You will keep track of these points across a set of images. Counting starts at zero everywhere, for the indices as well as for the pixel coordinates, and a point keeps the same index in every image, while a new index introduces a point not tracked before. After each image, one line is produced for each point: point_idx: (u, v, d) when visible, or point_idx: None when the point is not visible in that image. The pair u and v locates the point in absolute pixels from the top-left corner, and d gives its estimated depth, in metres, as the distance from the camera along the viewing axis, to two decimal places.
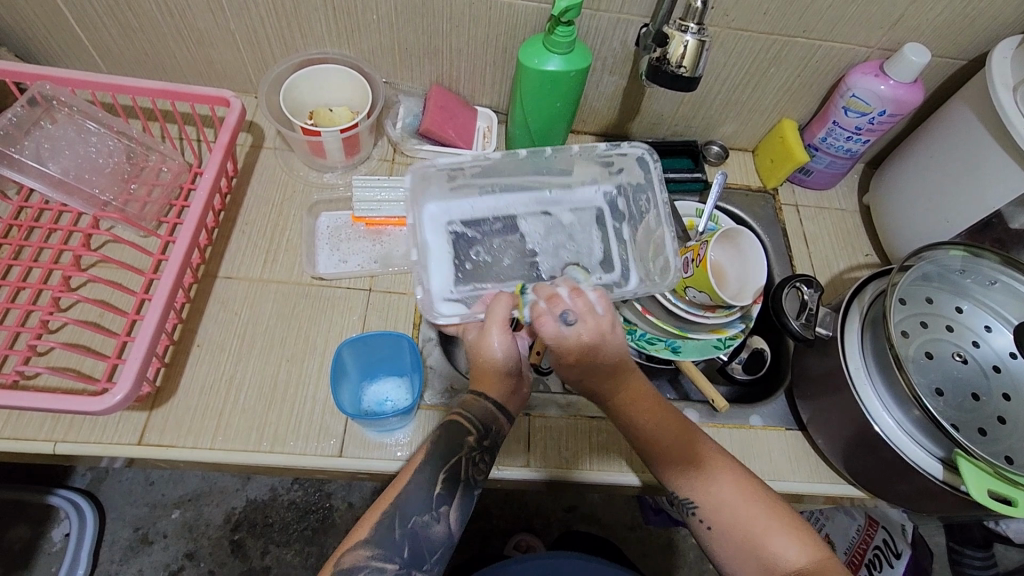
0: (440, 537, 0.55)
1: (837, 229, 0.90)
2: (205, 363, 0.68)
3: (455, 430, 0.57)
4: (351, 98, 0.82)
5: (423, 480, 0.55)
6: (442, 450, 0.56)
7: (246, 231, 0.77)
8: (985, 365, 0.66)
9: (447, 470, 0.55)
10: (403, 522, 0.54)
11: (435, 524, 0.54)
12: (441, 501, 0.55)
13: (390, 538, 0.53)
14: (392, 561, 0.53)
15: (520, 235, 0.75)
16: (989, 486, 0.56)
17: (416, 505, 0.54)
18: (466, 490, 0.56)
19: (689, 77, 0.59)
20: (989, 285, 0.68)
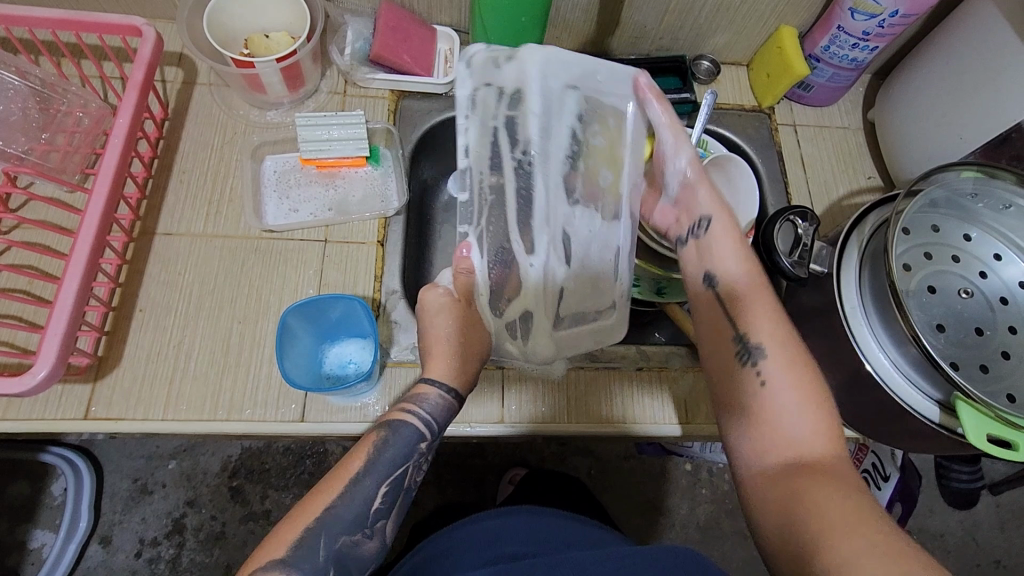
0: (369, 554, 0.49)
1: (837, 149, 0.83)
2: (150, 329, 0.63)
3: (401, 430, 0.51)
4: (290, 20, 0.72)
5: (361, 493, 0.48)
6: (388, 455, 0.50)
7: (184, 182, 0.69)
8: (991, 297, 0.61)
9: (392, 481, 0.50)
10: (330, 539, 0.46)
11: (368, 543, 0.49)
12: (380, 516, 0.49)
13: (311, 559, 0.45)
14: None
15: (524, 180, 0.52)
16: (988, 431, 0.52)
17: (350, 522, 0.48)
18: (403, 500, 0.52)
19: None
20: (1003, 209, 0.62)
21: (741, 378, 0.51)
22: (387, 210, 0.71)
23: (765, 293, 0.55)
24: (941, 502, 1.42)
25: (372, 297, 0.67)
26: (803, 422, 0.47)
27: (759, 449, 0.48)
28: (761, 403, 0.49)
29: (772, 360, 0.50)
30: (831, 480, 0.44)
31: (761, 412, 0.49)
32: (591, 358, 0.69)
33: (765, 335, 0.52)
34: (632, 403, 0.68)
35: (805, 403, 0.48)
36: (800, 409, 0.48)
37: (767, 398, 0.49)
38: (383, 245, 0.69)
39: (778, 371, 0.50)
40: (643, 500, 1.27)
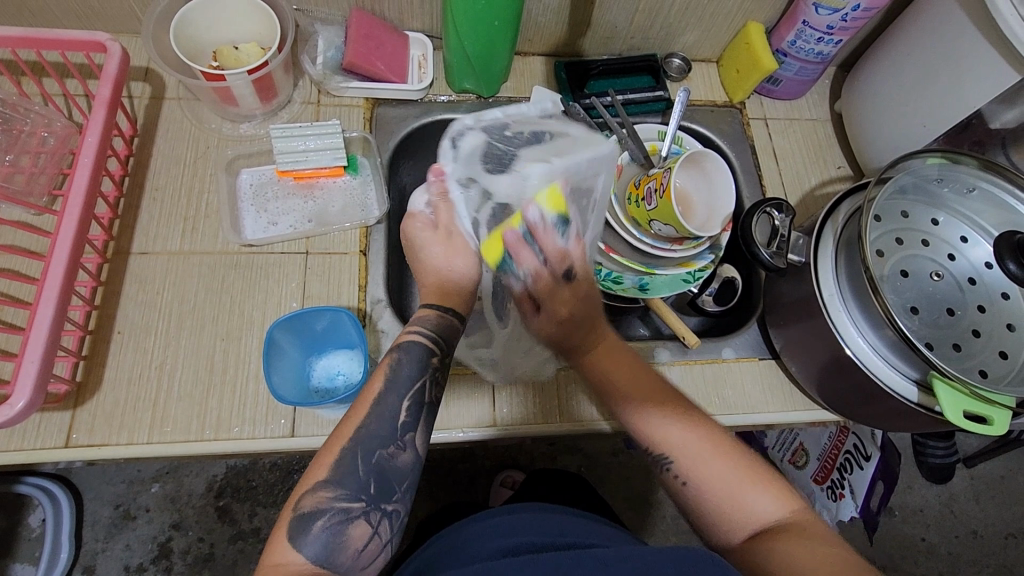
0: (407, 466, 0.49)
1: (807, 141, 0.85)
2: (131, 351, 0.62)
3: (413, 351, 0.52)
4: (259, 31, 0.71)
5: (385, 408, 0.49)
6: (402, 371, 0.51)
7: (157, 199, 0.68)
8: (961, 278, 0.63)
9: (412, 395, 0.50)
10: (366, 454, 0.47)
11: (402, 454, 0.49)
12: (407, 428, 0.49)
13: (352, 475, 0.47)
14: (358, 500, 0.46)
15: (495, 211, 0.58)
16: (965, 407, 0.54)
17: (381, 435, 0.48)
18: (430, 412, 0.51)
19: None
20: (967, 193, 0.65)
21: (672, 491, 0.53)
22: (368, 219, 0.70)
23: (658, 390, 0.55)
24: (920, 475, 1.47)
25: (358, 307, 0.66)
26: (753, 504, 0.49)
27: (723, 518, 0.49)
28: (699, 500, 0.50)
29: (679, 457, 0.51)
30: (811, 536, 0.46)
31: (713, 500, 0.50)
32: None
33: (674, 441, 0.52)
34: None
35: (717, 475, 0.50)
36: (748, 489, 0.49)
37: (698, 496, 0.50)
38: (366, 254, 0.69)
39: (687, 465, 0.51)
40: (635, 494, 1.28)
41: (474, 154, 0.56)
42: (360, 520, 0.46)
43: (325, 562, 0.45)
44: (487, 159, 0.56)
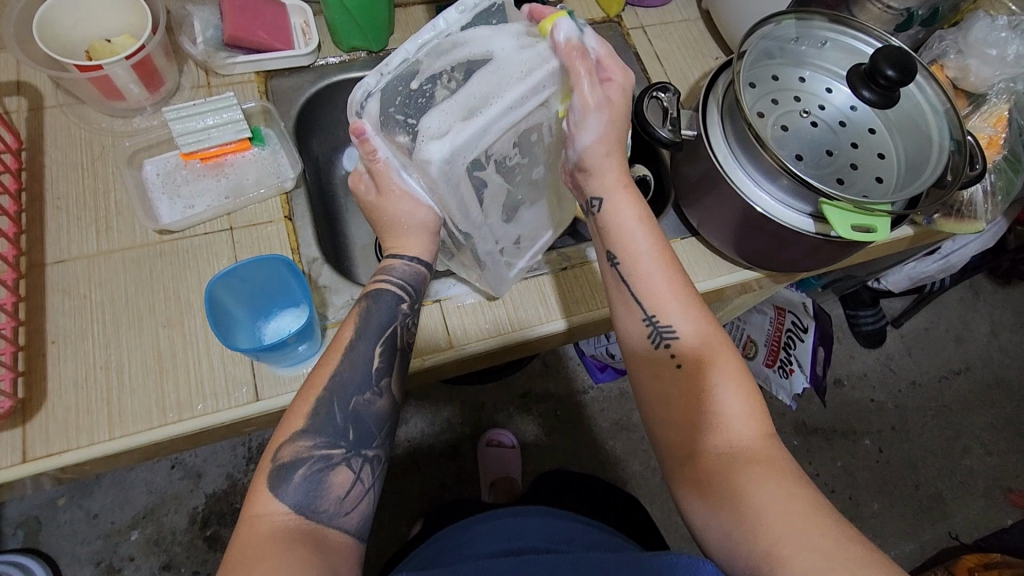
0: (383, 410, 0.55)
1: (684, 40, 0.91)
2: (69, 359, 0.60)
3: (386, 298, 0.57)
4: (129, 20, 0.70)
5: (358, 355, 0.55)
6: (374, 320, 0.56)
7: (62, 206, 0.66)
8: (833, 122, 0.71)
9: (384, 340, 0.56)
10: (343, 403, 0.53)
11: (379, 400, 0.55)
12: (381, 374, 0.55)
13: (330, 423, 0.52)
14: (337, 447, 0.51)
15: (475, 178, 0.54)
16: (854, 221, 0.61)
17: (357, 383, 0.54)
18: (402, 359, 0.57)
19: None
20: (822, 47, 0.72)
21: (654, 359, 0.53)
22: (285, 185, 0.71)
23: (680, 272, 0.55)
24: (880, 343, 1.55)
25: None
26: (706, 423, 0.50)
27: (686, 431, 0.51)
28: (677, 384, 0.52)
29: (682, 339, 0.53)
30: (763, 465, 0.48)
31: (677, 399, 0.52)
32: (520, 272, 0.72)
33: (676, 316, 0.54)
34: (568, 303, 0.72)
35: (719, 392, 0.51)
36: (727, 392, 0.51)
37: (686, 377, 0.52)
38: (291, 219, 0.69)
39: (691, 359, 0.52)
40: (611, 421, 1.35)
41: (380, 122, 0.51)
42: (342, 464, 0.51)
43: (310, 509, 0.49)
44: (390, 131, 0.51)
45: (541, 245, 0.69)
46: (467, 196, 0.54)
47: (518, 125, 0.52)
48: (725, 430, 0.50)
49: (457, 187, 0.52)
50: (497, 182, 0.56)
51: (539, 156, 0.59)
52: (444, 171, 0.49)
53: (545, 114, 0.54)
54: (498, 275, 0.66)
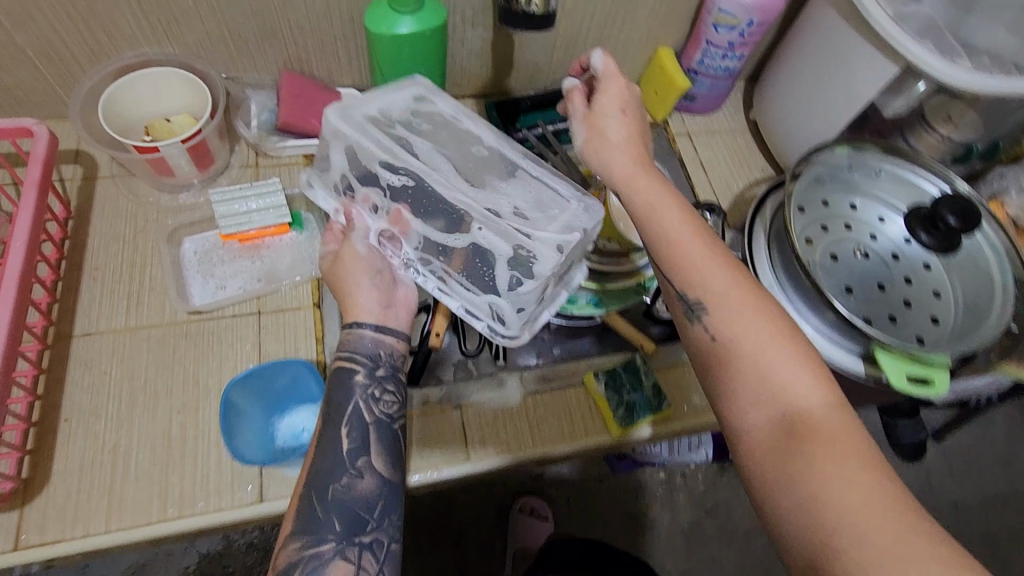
0: (371, 489, 0.52)
1: (730, 149, 0.91)
2: (78, 439, 0.59)
3: (344, 375, 0.56)
4: (190, 101, 0.72)
5: (330, 441, 0.53)
6: (336, 401, 0.55)
7: (97, 277, 0.66)
8: (885, 254, 0.68)
9: (349, 420, 0.54)
10: (321, 495, 0.50)
11: (361, 480, 0.52)
12: (357, 454, 0.53)
13: (315, 519, 0.49)
14: (326, 541, 0.49)
15: (401, 140, 0.61)
16: (907, 372, 0.57)
17: (333, 469, 0.52)
18: (380, 431, 0.55)
19: (543, 15, 0.51)
20: (876, 176, 0.70)
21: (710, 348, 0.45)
22: (319, 271, 0.70)
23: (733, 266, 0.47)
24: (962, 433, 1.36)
25: (317, 360, 0.66)
26: (772, 429, 0.41)
27: (772, 529, 0.39)
28: (762, 389, 0.42)
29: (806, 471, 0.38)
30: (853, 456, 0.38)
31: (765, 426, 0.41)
32: (543, 380, 0.70)
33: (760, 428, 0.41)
34: (592, 419, 0.68)
35: (822, 452, 0.38)
36: (840, 452, 0.38)
37: (759, 391, 0.42)
38: (320, 306, 0.69)
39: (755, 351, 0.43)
40: None
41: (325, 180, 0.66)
42: (337, 559, 0.48)
43: None
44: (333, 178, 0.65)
45: (562, 213, 0.59)
46: (391, 142, 0.60)
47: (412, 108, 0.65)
48: (824, 481, 0.37)
49: (378, 137, 0.60)
50: (430, 146, 0.62)
51: (467, 137, 0.64)
52: (346, 121, 0.61)
53: (443, 105, 0.65)
54: (501, 232, 0.57)
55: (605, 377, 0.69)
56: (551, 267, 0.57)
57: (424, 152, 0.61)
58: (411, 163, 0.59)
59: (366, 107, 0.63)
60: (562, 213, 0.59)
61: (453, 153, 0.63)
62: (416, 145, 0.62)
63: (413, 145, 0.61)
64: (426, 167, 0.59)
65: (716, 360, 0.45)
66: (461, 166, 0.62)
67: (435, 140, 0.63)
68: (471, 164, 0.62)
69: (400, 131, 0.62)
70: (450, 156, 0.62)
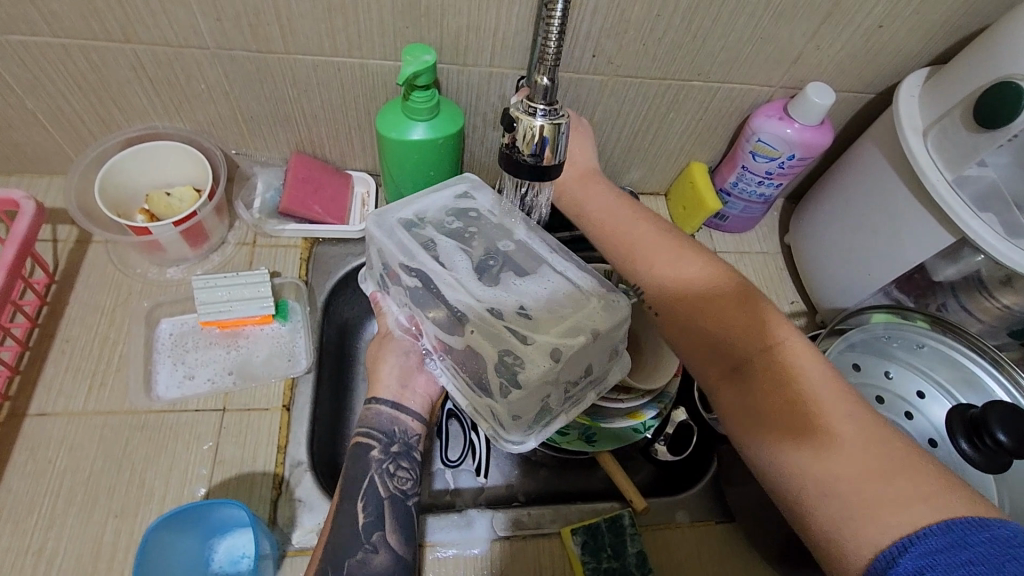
0: (384, 566, 0.51)
1: (759, 275, 0.84)
2: (5, 535, 0.55)
3: (360, 452, 0.56)
4: (194, 175, 0.70)
5: (347, 517, 0.52)
6: (351, 475, 0.55)
7: (67, 351, 0.64)
8: (922, 441, 0.59)
9: (366, 494, 0.53)
10: (337, 570, 0.49)
11: (375, 555, 0.51)
12: (373, 528, 0.52)
13: None
14: None
15: (426, 238, 0.55)
16: None
17: (348, 546, 0.51)
18: (393, 509, 0.54)
19: (550, 165, 0.46)
20: (918, 349, 0.62)
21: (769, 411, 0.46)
22: (294, 370, 0.66)
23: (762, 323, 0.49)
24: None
25: (274, 473, 0.60)
26: (830, 466, 0.42)
27: (827, 555, 0.41)
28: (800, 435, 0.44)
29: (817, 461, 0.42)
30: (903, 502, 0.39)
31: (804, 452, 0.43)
32: (517, 525, 0.62)
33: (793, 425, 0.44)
34: None
35: (850, 453, 0.41)
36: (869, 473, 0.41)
37: (810, 431, 0.43)
38: (288, 410, 0.64)
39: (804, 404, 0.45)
40: None
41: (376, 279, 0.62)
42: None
43: None
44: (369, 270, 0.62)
45: (571, 316, 0.50)
46: (410, 244, 0.54)
47: (449, 205, 0.59)
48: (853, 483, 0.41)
49: (403, 243, 0.55)
50: (453, 242, 0.55)
51: (497, 231, 0.57)
52: (377, 227, 0.56)
53: (481, 203, 0.59)
54: (499, 339, 0.49)
55: (584, 534, 0.61)
56: (538, 376, 0.47)
57: (445, 248, 0.55)
58: (424, 265, 0.53)
59: (399, 209, 0.57)
60: (572, 315, 0.50)
61: (480, 253, 0.55)
62: (444, 243, 0.55)
63: (434, 242, 0.55)
64: (440, 267, 0.53)
65: (770, 419, 0.46)
66: (481, 262, 0.54)
67: (464, 236, 0.56)
68: (496, 260, 0.55)
69: (422, 228, 0.56)
70: (475, 256, 0.55)
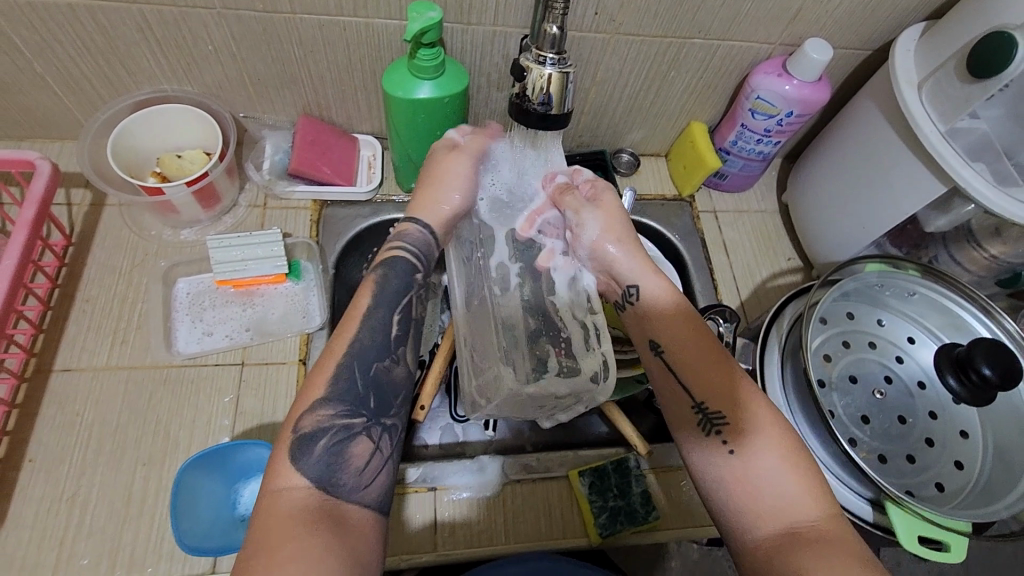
0: (402, 380, 0.52)
1: (757, 234, 0.86)
2: (40, 482, 0.57)
3: (399, 259, 0.57)
4: (203, 138, 0.71)
5: (375, 322, 0.53)
6: (391, 284, 0.55)
7: (88, 310, 0.66)
8: (910, 382, 0.62)
9: (402, 308, 0.54)
10: (364, 367, 0.50)
11: (397, 367, 0.52)
12: (400, 343, 0.53)
13: (350, 388, 0.49)
14: (359, 416, 0.49)
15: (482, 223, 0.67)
16: (920, 531, 0.52)
17: (377, 350, 0.51)
18: (417, 331, 0.56)
19: (558, 115, 0.48)
20: (909, 296, 0.64)
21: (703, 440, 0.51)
22: (309, 327, 0.68)
23: (715, 363, 0.54)
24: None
25: None
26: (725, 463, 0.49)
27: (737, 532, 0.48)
28: (733, 473, 0.49)
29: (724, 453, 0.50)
30: (825, 548, 0.44)
31: (738, 484, 0.48)
32: (526, 469, 0.65)
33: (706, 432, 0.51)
34: (573, 519, 0.64)
35: (748, 454, 0.49)
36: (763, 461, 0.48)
37: (724, 438, 0.50)
38: (305, 363, 0.66)
39: (741, 439, 0.50)
40: None
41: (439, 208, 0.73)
42: (362, 434, 0.48)
43: (328, 482, 0.45)
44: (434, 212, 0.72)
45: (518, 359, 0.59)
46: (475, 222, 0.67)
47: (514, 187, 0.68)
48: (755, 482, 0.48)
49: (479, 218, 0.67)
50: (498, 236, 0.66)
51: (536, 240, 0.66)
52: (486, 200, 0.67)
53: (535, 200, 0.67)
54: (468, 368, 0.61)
55: (591, 476, 0.64)
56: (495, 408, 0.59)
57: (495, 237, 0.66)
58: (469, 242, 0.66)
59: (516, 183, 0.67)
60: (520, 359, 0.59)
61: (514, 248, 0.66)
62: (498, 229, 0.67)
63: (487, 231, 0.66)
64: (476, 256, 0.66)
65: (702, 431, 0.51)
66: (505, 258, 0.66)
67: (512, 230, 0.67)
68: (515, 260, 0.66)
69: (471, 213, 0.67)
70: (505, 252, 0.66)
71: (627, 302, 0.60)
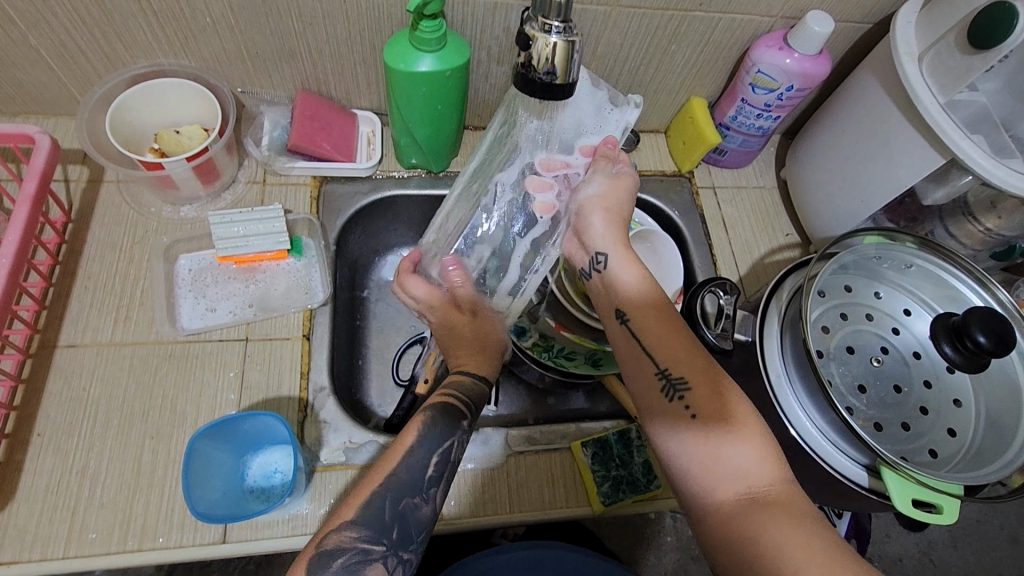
0: (428, 519, 0.49)
1: (756, 210, 0.86)
2: (48, 457, 0.58)
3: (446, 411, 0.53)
4: (201, 113, 0.71)
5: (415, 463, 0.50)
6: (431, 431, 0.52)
7: (90, 287, 0.66)
8: (906, 352, 0.62)
9: (442, 450, 0.51)
10: (394, 501, 0.47)
11: (425, 505, 0.49)
12: (433, 482, 0.50)
13: (376, 518, 0.46)
14: (379, 542, 0.46)
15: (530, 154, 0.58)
16: (912, 493, 0.53)
17: (411, 486, 0.49)
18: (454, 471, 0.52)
19: (562, 84, 0.48)
20: (906, 269, 0.66)
21: (664, 407, 0.48)
22: (312, 302, 0.69)
23: (682, 332, 0.50)
24: (1010, 521, 1.19)
25: (299, 397, 0.64)
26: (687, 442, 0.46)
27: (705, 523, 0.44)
28: (697, 451, 0.45)
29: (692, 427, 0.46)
30: (788, 510, 0.41)
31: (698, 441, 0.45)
32: (530, 441, 0.66)
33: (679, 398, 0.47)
34: (574, 487, 0.65)
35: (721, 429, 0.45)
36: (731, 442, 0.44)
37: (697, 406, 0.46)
38: (309, 339, 0.66)
39: (707, 407, 0.46)
40: None
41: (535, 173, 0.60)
42: (379, 562, 0.45)
43: None
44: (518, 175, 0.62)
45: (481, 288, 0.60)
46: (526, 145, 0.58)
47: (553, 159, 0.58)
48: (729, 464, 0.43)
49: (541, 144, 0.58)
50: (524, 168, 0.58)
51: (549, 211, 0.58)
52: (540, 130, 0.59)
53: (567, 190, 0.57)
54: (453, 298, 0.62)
55: (593, 447, 0.66)
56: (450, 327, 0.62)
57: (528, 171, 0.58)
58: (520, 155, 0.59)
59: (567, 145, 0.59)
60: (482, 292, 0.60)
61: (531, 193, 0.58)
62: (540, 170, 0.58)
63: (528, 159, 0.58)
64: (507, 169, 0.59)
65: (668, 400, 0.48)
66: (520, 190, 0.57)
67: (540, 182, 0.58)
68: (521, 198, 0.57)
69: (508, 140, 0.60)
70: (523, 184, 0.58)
71: (593, 269, 0.56)
